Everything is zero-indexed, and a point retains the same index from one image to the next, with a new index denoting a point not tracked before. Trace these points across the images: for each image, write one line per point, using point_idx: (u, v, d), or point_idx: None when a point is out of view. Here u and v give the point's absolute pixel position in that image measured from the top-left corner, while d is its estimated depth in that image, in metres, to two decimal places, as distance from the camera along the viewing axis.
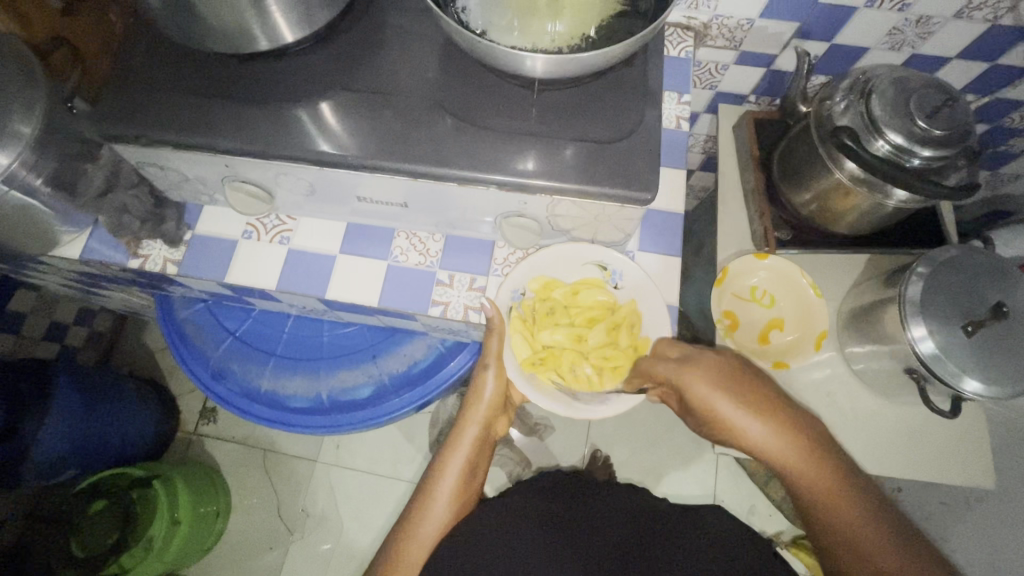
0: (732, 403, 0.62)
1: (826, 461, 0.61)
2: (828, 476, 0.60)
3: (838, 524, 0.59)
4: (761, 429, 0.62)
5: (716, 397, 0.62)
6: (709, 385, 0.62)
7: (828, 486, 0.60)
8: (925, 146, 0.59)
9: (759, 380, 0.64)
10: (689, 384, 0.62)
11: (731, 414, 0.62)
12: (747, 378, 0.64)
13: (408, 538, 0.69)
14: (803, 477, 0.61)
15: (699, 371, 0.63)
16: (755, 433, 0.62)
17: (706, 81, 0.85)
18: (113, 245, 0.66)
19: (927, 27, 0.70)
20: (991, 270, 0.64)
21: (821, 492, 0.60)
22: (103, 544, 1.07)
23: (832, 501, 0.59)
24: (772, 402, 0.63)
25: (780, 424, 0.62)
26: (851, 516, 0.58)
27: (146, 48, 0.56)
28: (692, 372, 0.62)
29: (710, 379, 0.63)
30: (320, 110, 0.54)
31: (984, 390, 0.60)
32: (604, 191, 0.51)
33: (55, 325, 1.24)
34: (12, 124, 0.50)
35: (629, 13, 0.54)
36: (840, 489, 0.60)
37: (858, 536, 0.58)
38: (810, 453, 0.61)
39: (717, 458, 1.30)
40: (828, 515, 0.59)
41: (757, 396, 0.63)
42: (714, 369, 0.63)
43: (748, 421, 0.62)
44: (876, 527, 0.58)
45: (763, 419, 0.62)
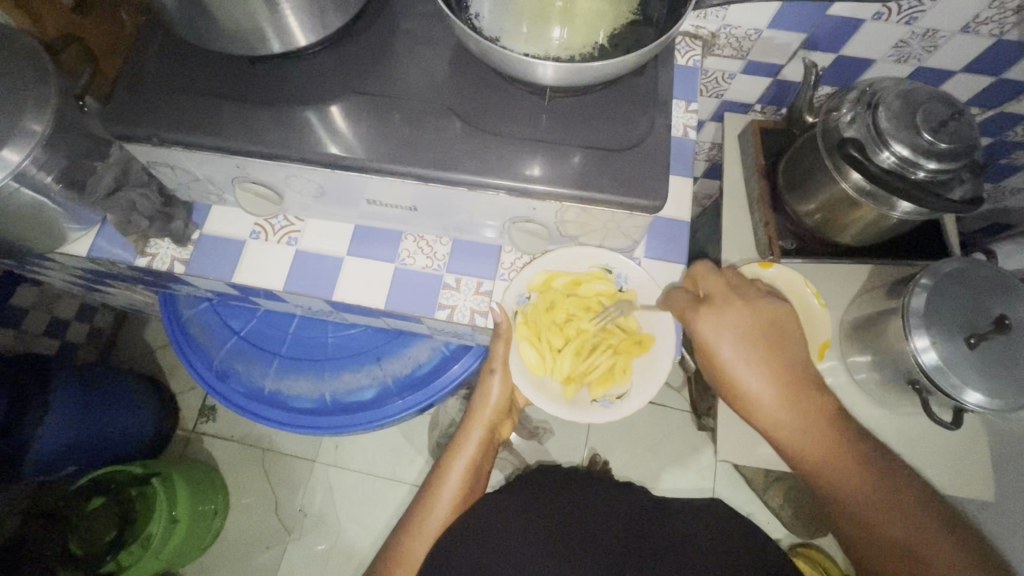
0: (741, 356, 0.56)
1: (830, 425, 0.56)
2: (829, 440, 0.56)
3: (837, 490, 0.56)
4: (766, 384, 0.56)
5: (729, 341, 0.56)
6: (725, 329, 0.56)
7: (819, 447, 0.56)
8: (930, 159, 0.59)
9: (785, 336, 0.58)
10: (701, 324, 0.57)
11: (735, 367, 0.56)
12: (775, 326, 0.57)
13: (410, 537, 0.69)
14: (797, 437, 0.56)
15: (717, 312, 0.57)
16: (760, 388, 0.56)
17: (713, 89, 0.85)
18: (120, 244, 0.66)
19: (933, 41, 0.71)
20: (994, 283, 0.64)
21: (817, 455, 0.56)
22: (99, 543, 1.04)
23: (830, 466, 0.56)
24: (788, 356, 0.57)
25: (789, 380, 0.56)
26: (855, 484, 0.55)
27: (159, 48, 0.56)
28: (709, 311, 0.57)
29: (729, 323, 0.57)
30: (330, 112, 0.54)
31: (986, 402, 0.60)
32: (612, 198, 0.51)
33: (56, 321, 1.24)
34: (23, 122, 0.50)
35: (640, 22, 0.54)
36: (840, 457, 0.56)
37: (861, 506, 0.55)
38: (813, 414, 0.56)
39: (715, 465, 1.30)
40: (823, 478, 0.56)
41: (775, 347, 0.57)
42: (737, 314, 0.57)
43: (753, 372, 0.56)
44: (891, 499, 0.54)
45: (773, 374, 0.56)
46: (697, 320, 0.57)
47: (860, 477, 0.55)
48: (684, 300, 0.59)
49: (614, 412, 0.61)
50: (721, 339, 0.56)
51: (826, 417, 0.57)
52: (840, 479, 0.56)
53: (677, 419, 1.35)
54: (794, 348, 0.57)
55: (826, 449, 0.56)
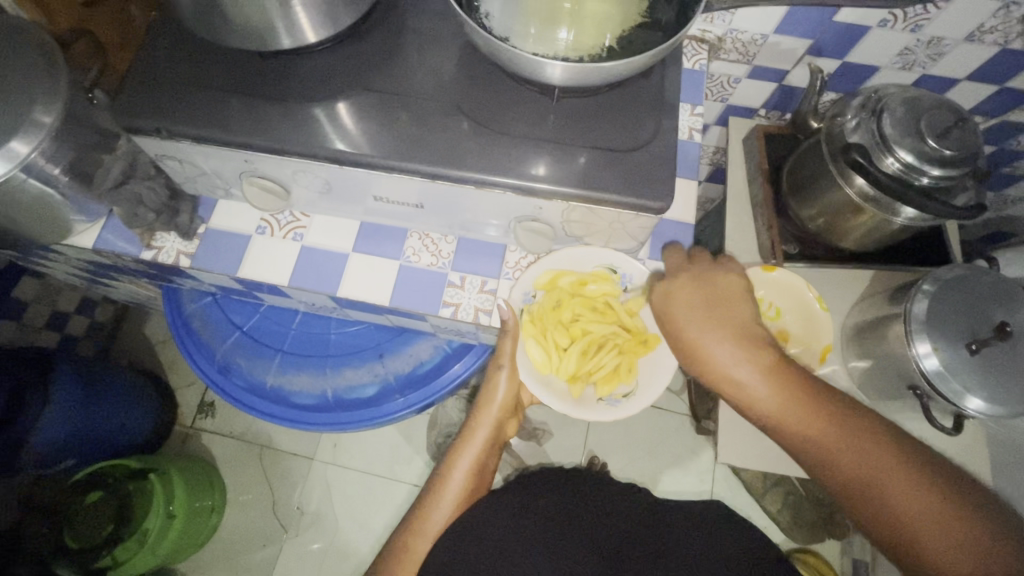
0: (695, 326, 0.57)
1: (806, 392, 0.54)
2: (805, 406, 0.54)
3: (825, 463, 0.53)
4: (726, 350, 0.55)
5: (682, 312, 0.57)
6: (676, 302, 0.58)
7: (793, 411, 0.54)
8: (934, 165, 0.60)
9: (743, 309, 0.58)
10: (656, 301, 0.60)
11: (690, 334, 0.57)
12: (726, 294, 0.58)
13: (413, 534, 0.69)
14: (770, 403, 0.55)
15: (671, 289, 0.59)
16: (721, 356, 0.56)
17: (718, 94, 0.86)
18: (126, 237, 0.66)
19: (939, 49, 0.71)
20: (996, 291, 0.65)
21: (796, 424, 0.54)
22: (98, 536, 1.06)
23: (812, 436, 0.53)
24: (744, 323, 0.57)
25: (749, 345, 0.56)
26: (844, 456, 0.52)
27: (170, 41, 0.57)
28: (661, 289, 0.60)
29: (679, 295, 0.58)
30: (338, 109, 0.55)
31: (986, 408, 0.61)
32: (618, 200, 0.52)
33: (57, 314, 1.24)
34: (33, 113, 0.50)
35: (648, 24, 0.55)
36: (821, 425, 0.53)
37: (849, 471, 0.52)
38: (782, 379, 0.55)
39: (714, 469, 1.30)
40: (808, 450, 0.54)
41: (727, 316, 0.57)
42: (686, 286, 0.59)
43: (710, 340, 0.56)
44: (890, 475, 0.50)
45: (728, 340, 0.56)
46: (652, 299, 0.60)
47: (841, 442, 0.52)
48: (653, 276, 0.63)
49: (619, 410, 0.61)
50: (671, 312, 0.58)
51: (800, 384, 0.55)
52: (826, 449, 0.53)
53: (676, 423, 1.35)
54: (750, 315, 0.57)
55: (805, 420, 0.54)
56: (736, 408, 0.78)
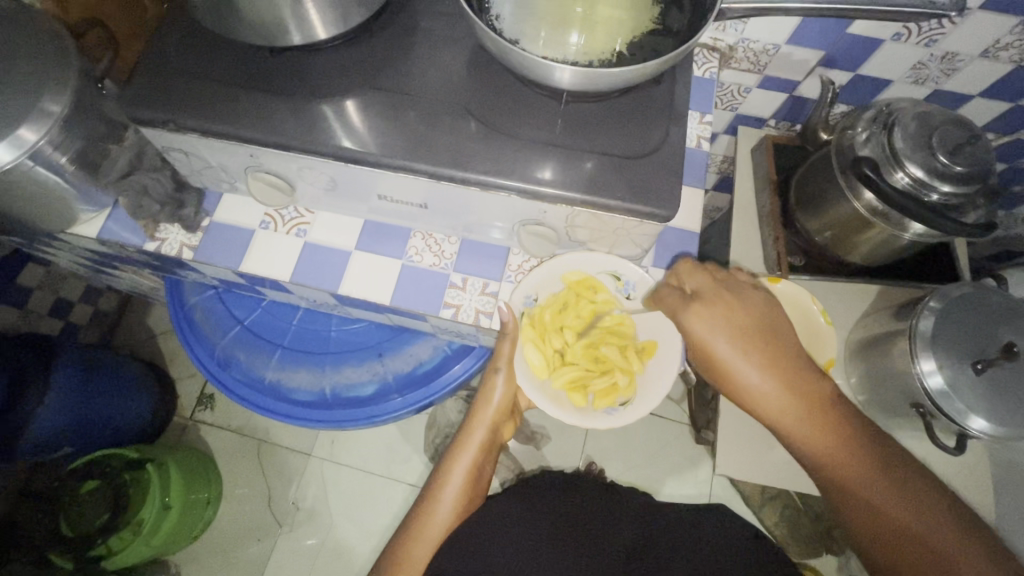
0: (741, 353, 0.53)
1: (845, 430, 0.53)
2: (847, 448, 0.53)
3: (868, 512, 0.52)
4: (769, 380, 0.53)
5: (723, 334, 0.53)
6: (718, 322, 0.53)
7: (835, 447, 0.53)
8: (945, 182, 0.59)
9: (782, 332, 0.55)
10: (692, 319, 0.54)
11: (731, 359, 0.53)
12: (764, 314, 0.55)
13: (412, 540, 0.68)
14: (810, 436, 0.53)
15: (709, 306, 0.54)
16: (759, 384, 0.53)
17: (728, 103, 0.85)
18: (130, 227, 0.66)
19: (952, 64, 0.71)
20: (1004, 310, 0.64)
21: (837, 462, 0.53)
22: (92, 525, 1.07)
23: (848, 472, 0.52)
24: (786, 348, 0.54)
25: (790, 373, 0.53)
26: (876, 501, 0.51)
27: (180, 34, 0.57)
28: (699, 306, 0.54)
29: (721, 315, 0.54)
30: (345, 107, 0.55)
31: (990, 429, 0.60)
32: (623, 206, 0.51)
33: (61, 301, 1.24)
34: (41, 102, 0.51)
35: (659, 31, 0.54)
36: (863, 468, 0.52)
37: (881, 517, 0.51)
38: (824, 412, 0.53)
39: (711, 479, 1.30)
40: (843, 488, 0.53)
41: (768, 341, 0.54)
42: (726, 304, 0.54)
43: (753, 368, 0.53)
44: (921, 525, 0.50)
45: (772, 369, 0.53)
46: (686, 317, 0.54)
47: (874, 485, 0.52)
48: (673, 297, 0.56)
49: (615, 419, 0.61)
50: (714, 335, 0.53)
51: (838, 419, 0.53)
52: (864, 490, 0.52)
53: (675, 432, 1.34)
54: (789, 340, 0.54)
55: (848, 463, 0.52)
56: (736, 419, 0.78)
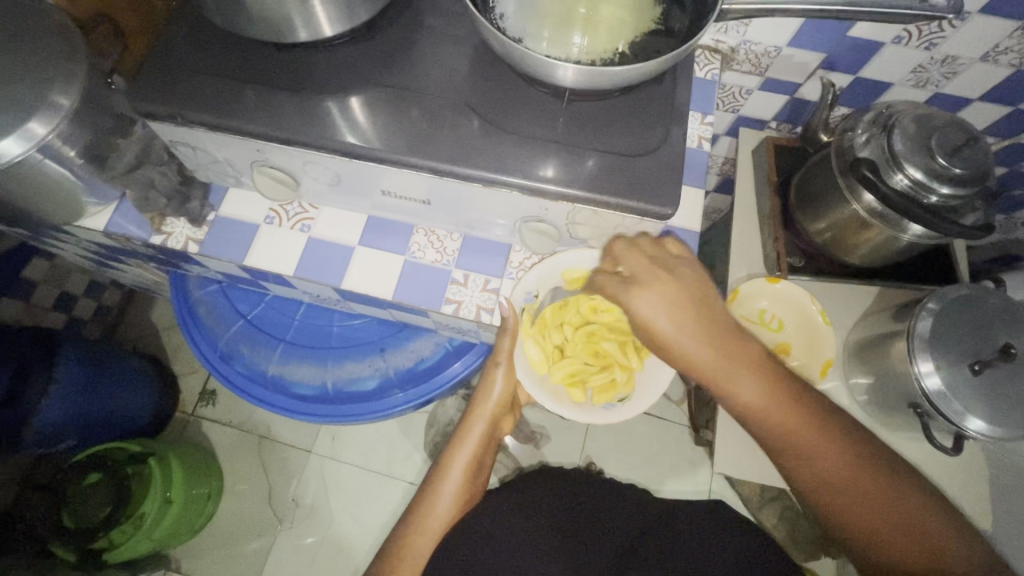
0: (677, 325, 0.51)
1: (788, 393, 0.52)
2: (791, 413, 0.51)
3: (807, 465, 0.51)
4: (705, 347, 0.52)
5: (664, 314, 0.52)
6: (659, 303, 0.52)
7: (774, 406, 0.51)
8: (943, 184, 0.59)
9: (715, 300, 0.53)
10: (633, 303, 0.52)
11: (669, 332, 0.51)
12: (700, 290, 0.53)
13: (414, 534, 0.69)
14: (750, 400, 0.52)
15: (648, 286, 0.52)
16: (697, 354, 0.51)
17: (729, 104, 0.86)
18: (136, 221, 0.67)
19: (952, 67, 0.71)
20: (1002, 311, 0.64)
21: (777, 420, 0.52)
22: (94, 517, 1.07)
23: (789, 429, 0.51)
24: (720, 319, 0.53)
25: (724, 340, 0.52)
26: (815, 456, 0.51)
27: (188, 30, 0.57)
28: (638, 288, 0.52)
29: (660, 295, 0.52)
30: (350, 103, 0.55)
31: (988, 430, 0.60)
32: (624, 203, 0.52)
33: (66, 296, 1.25)
34: (51, 96, 0.51)
35: (661, 32, 0.55)
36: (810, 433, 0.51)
37: (816, 469, 0.51)
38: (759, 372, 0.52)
39: (711, 480, 1.30)
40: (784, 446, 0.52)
41: (702, 311, 0.52)
42: (664, 284, 0.52)
43: (690, 340, 0.52)
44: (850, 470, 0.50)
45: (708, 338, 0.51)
46: (630, 301, 0.53)
47: (815, 439, 0.51)
48: (609, 280, 0.55)
49: (612, 414, 0.63)
50: (652, 310, 0.52)
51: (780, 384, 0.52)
52: (803, 443, 0.51)
53: (675, 432, 1.34)
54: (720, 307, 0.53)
55: (788, 420, 0.51)
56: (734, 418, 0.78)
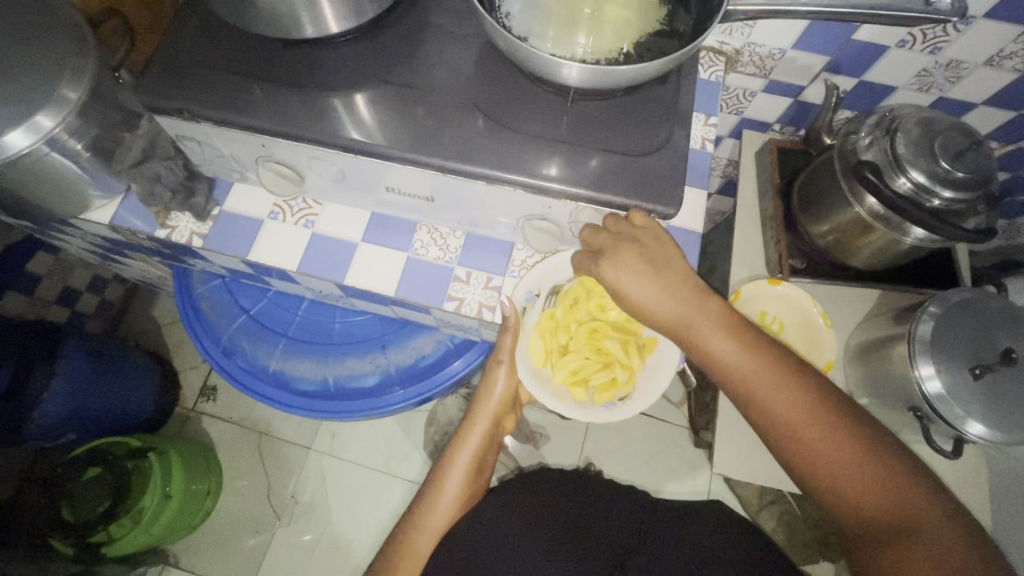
0: (641, 284, 0.53)
1: (765, 357, 0.51)
2: (767, 377, 0.51)
3: (772, 416, 0.50)
4: (670, 304, 0.53)
5: (631, 283, 0.53)
6: (626, 274, 0.53)
7: (740, 360, 0.51)
8: (946, 188, 0.59)
9: (683, 261, 0.54)
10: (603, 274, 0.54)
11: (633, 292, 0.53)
12: (667, 257, 0.53)
13: (415, 530, 0.68)
14: (715, 353, 0.52)
15: (617, 258, 0.53)
16: (661, 310, 0.53)
17: (733, 106, 0.86)
18: (141, 215, 0.67)
19: (957, 72, 0.71)
20: (1003, 315, 0.64)
21: (743, 373, 0.51)
22: (93, 511, 1.09)
23: (756, 382, 0.51)
24: (685, 280, 0.53)
25: (688, 299, 0.53)
26: (781, 407, 0.50)
27: (196, 25, 0.58)
28: (606, 260, 0.54)
29: (626, 261, 0.53)
30: (355, 100, 0.56)
31: (988, 434, 0.60)
32: (627, 202, 0.52)
33: (69, 290, 1.26)
34: (59, 89, 0.52)
35: (666, 32, 0.55)
36: (785, 396, 0.50)
37: (784, 420, 0.50)
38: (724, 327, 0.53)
39: (710, 482, 1.30)
40: (752, 398, 0.51)
41: (666, 272, 0.53)
42: (631, 254, 0.53)
43: (655, 298, 0.53)
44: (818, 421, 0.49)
45: (672, 297, 0.53)
46: (601, 274, 0.54)
47: (780, 390, 0.50)
48: (585, 258, 0.57)
49: (611, 413, 0.62)
50: (616, 274, 0.53)
51: (756, 346, 0.52)
52: (769, 395, 0.50)
53: (675, 434, 1.34)
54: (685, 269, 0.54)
55: (754, 372, 0.51)
56: (734, 420, 0.78)
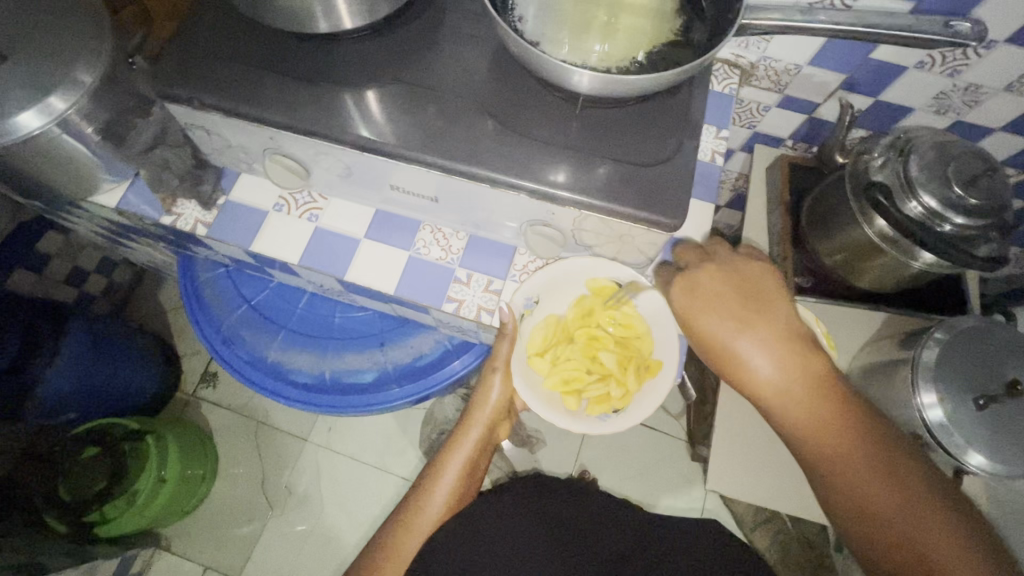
0: (723, 322, 0.54)
1: (840, 405, 0.52)
2: (835, 424, 0.52)
3: (833, 468, 0.52)
4: (753, 344, 0.53)
5: (710, 316, 0.54)
6: (707, 298, 0.55)
7: (810, 412, 0.52)
8: (958, 214, 0.58)
9: (779, 302, 0.54)
10: (679, 299, 0.56)
11: (713, 327, 0.54)
12: (758, 290, 0.55)
13: (403, 531, 0.69)
14: (787, 402, 0.53)
15: (697, 287, 0.55)
16: (746, 350, 0.53)
17: (746, 120, 0.85)
18: (149, 200, 0.68)
19: (975, 96, 0.70)
20: (1012, 346, 0.63)
21: (813, 425, 0.52)
22: (89, 491, 1.09)
23: (824, 436, 0.52)
24: (774, 319, 0.53)
25: (777, 341, 0.53)
26: (843, 463, 0.51)
27: (212, 15, 0.58)
28: (687, 287, 0.56)
29: (707, 291, 0.55)
30: (365, 96, 0.56)
31: (988, 466, 0.59)
32: (632, 213, 0.52)
33: (78, 270, 1.27)
34: (74, 72, 0.52)
35: (680, 43, 0.55)
36: (852, 441, 0.51)
37: (843, 475, 0.51)
38: (807, 378, 0.52)
39: (705, 497, 1.29)
40: (816, 448, 0.52)
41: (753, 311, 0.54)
42: (718, 279, 0.55)
43: (736, 337, 0.53)
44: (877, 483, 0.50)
45: (756, 337, 0.53)
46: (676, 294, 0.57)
47: (849, 447, 0.51)
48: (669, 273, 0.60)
49: (605, 426, 0.62)
50: (693, 304, 0.55)
51: (835, 392, 0.52)
52: (834, 448, 0.51)
53: (672, 446, 1.33)
54: (777, 309, 0.54)
55: (825, 426, 0.52)
56: (730, 436, 0.78)
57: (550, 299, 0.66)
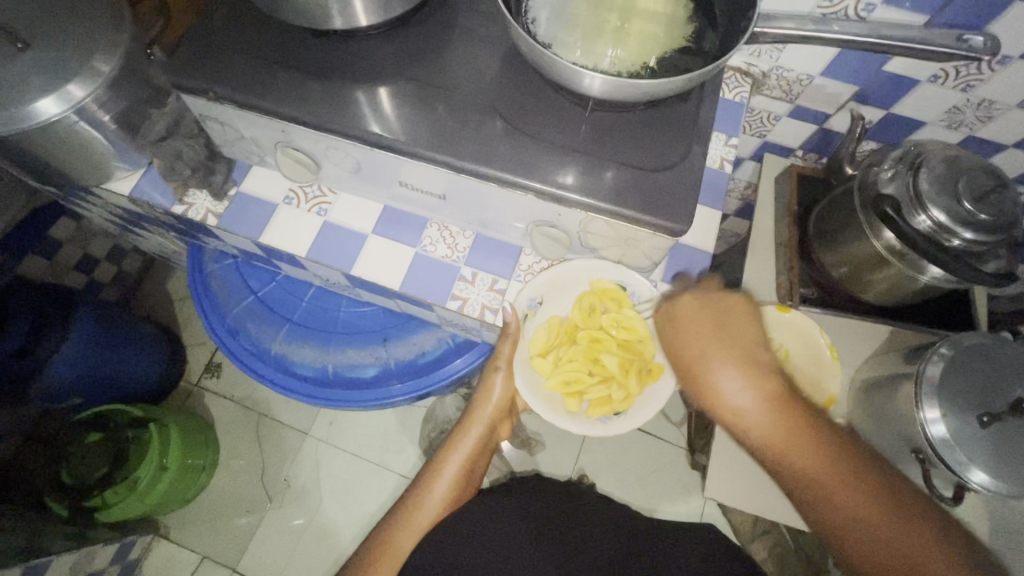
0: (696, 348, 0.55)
1: (812, 432, 0.51)
2: (809, 454, 0.51)
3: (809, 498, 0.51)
4: (726, 370, 0.53)
5: (688, 341, 0.56)
6: (685, 325, 0.56)
7: (782, 440, 0.51)
8: (967, 228, 0.58)
9: (750, 331, 0.55)
10: (664, 325, 0.58)
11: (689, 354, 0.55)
12: (736, 319, 0.55)
13: (400, 528, 0.69)
14: (758, 430, 0.52)
15: (678, 315, 0.57)
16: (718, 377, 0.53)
17: (757, 129, 0.85)
18: (160, 189, 0.69)
19: (988, 112, 0.70)
20: (1017, 363, 0.62)
21: (787, 454, 0.51)
22: (91, 475, 1.10)
23: (798, 465, 0.51)
24: (743, 348, 0.54)
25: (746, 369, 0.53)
26: (819, 492, 0.50)
27: (229, 9, 0.59)
28: (668, 316, 0.58)
29: (685, 319, 0.57)
30: (377, 93, 0.56)
31: (990, 484, 0.59)
32: (639, 216, 0.52)
33: (87, 258, 1.28)
34: (92, 61, 0.53)
35: (691, 50, 0.55)
36: (834, 476, 0.50)
37: (819, 504, 0.50)
38: (777, 405, 0.52)
39: (703, 506, 1.28)
40: (791, 478, 0.51)
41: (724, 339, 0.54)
42: (697, 308, 0.57)
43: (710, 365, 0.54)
44: (855, 514, 0.49)
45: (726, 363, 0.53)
46: (662, 323, 0.59)
47: (824, 475, 0.50)
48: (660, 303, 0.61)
49: (607, 428, 0.62)
50: (673, 331, 0.57)
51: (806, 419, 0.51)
52: (809, 478, 0.50)
53: (672, 453, 1.33)
54: (746, 339, 0.55)
55: (798, 454, 0.51)
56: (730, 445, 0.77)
57: (553, 300, 0.66)
